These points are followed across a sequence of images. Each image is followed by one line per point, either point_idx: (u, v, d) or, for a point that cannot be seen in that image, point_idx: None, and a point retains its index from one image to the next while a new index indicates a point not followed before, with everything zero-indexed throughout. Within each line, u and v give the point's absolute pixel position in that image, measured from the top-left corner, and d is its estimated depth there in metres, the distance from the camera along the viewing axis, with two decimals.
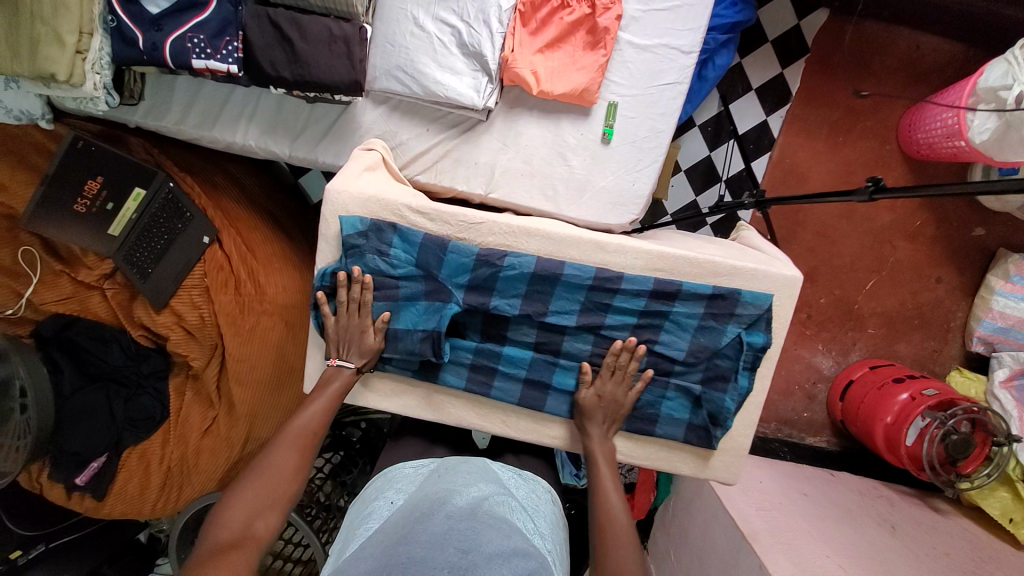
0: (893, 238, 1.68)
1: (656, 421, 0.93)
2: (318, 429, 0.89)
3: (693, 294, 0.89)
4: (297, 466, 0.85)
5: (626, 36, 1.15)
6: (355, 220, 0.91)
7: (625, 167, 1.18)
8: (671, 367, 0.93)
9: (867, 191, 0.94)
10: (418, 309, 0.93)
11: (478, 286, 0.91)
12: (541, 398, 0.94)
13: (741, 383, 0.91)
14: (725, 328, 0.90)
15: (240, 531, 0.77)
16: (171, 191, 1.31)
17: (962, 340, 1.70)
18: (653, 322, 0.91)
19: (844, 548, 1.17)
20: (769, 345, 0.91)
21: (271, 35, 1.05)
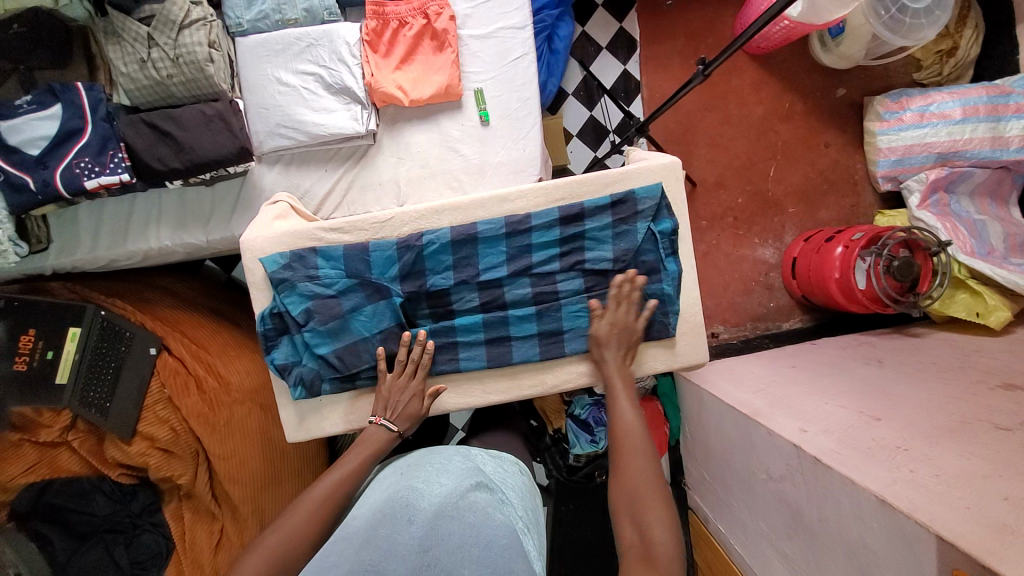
0: (775, 124, 1.84)
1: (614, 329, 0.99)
2: (331, 504, 0.87)
3: (598, 208, 0.96)
4: (306, 545, 0.82)
5: (467, 31, 1.27)
6: (276, 257, 0.96)
7: (510, 139, 1.27)
8: (607, 279, 0.98)
9: (701, 72, 1.11)
10: (365, 316, 0.96)
11: (410, 273, 0.97)
12: (508, 351, 0.99)
13: (670, 268, 0.98)
14: (635, 227, 0.97)
15: None
16: (105, 319, 1.30)
17: (871, 186, 1.85)
18: (575, 246, 0.98)
19: (840, 392, 1.22)
20: (678, 227, 0.98)
21: (151, 136, 1.13)
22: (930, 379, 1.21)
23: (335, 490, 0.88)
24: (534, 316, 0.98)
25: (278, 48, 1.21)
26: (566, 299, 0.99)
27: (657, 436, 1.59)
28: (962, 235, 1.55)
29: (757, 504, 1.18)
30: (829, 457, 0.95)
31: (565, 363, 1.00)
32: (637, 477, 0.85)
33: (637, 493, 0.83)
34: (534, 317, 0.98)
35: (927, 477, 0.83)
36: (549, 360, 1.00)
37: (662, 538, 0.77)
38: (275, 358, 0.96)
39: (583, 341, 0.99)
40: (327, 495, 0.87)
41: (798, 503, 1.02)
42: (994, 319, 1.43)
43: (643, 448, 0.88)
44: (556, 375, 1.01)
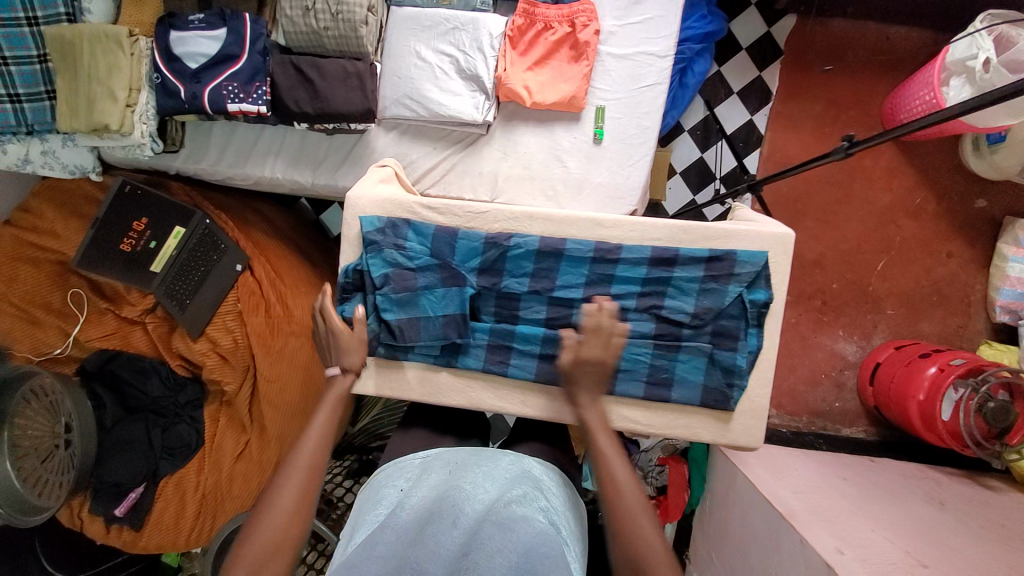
0: (897, 217, 1.70)
1: (671, 384, 0.95)
2: (307, 478, 0.80)
3: (692, 259, 0.93)
4: (297, 511, 0.78)
5: (607, 49, 1.26)
6: (374, 219, 1.00)
7: (618, 163, 1.26)
8: (680, 331, 0.95)
9: (844, 148, 1.01)
10: (436, 296, 0.98)
11: (489, 269, 0.98)
12: (557, 372, 0.98)
13: (750, 341, 0.93)
14: (726, 288, 0.92)
15: None
16: (207, 227, 1.42)
17: (986, 312, 1.68)
18: (657, 290, 0.95)
19: (890, 524, 1.13)
20: (771, 301, 0.93)
21: (294, 78, 1.21)
22: (998, 543, 1.09)
23: (311, 456, 0.82)
24: None
25: (426, 25, 1.26)
26: (632, 340, 0.96)
27: (674, 499, 1.56)
28: None
29: None
30: None
31: (611, 402, 0.98)
32: (644, 536, 0.73)
33: (638, 563, 0.71)
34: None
35: None
36: None
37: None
38: (345, 311, 1.01)
39: (636, 387, 0.95)
40: (297, 470, 0.80)
41: None
42: None
43: (643, 507, 0.75)
44: (599, 410, 0.99)
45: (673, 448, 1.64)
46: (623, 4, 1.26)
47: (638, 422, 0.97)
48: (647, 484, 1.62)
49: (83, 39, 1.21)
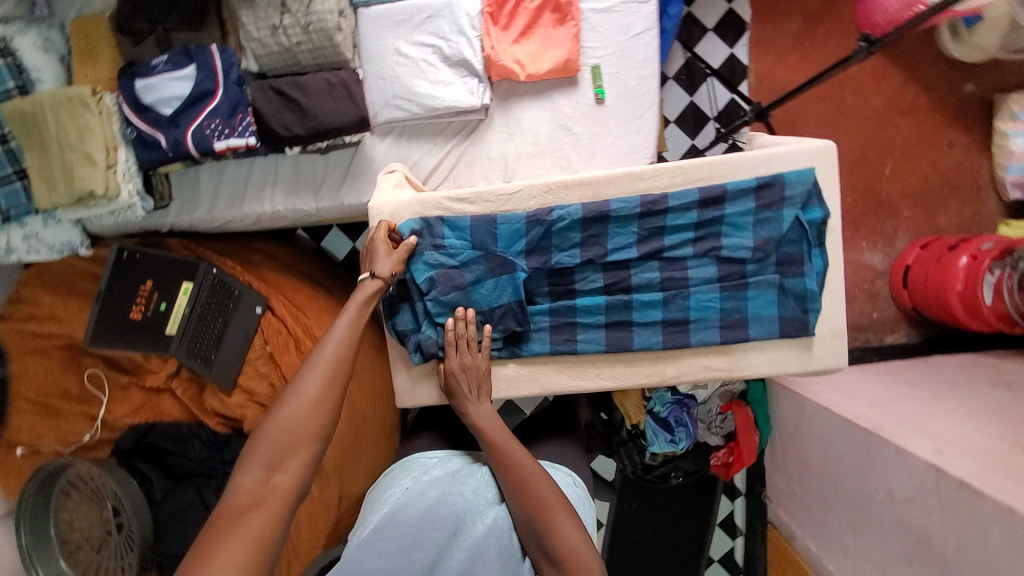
0: (894, 118, 1.70)
1: (747, 324, 0.93)
2: (330, 376, 0.81)
3: (741, 191, 0.91)
4: (320, 407, 0.79)
5: (589, 4, 1.22)
6: (408, 224, 0.96)
7: (625, 119, 1.23)
8: (744, 268, 0.93)
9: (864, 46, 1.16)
10: (486, 288, 0.95)
11: (536, 249, 0.95)
12: (628, 337, 0.95)
13: (816, 262, 0.91)
14: (782, 213, 0.90)
15: (258, 486, 0.73)
16: (216, 276, 1.37)
17: (997, 193, 1.69)
18: (711, 231, 0.93)
19: (975, 416, 1.14)
20: (829, 216, 0.91)
21: (278, 102, 1.15)
22: None
23: (335, 354, 0.82)
24: (660, 303, 0.94)
25: (400, 19, 1.20)
26: (697, 287, 0.94)
27: (745, 443, 1.58)
28: None
29: (869, 528, 1.15)
30: (976, 482, 0.90)
31: (688, 355, 0.96)
32: (558, 528, 0.79)
33: (552, 527, 0.80)
34: (660, 303, 0.94)
35: None
36: (673, 350, 0.96)
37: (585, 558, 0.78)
38: (397, 324, 0.98)
39: (711, 333, 0.94)
40: (320, 366, 0.81)
41: (929, 534, 0.98)
42: None
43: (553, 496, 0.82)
44: (677, 366, 0.96)
45: (732, 393, 1.60)
46: None
47: (719, 369, 0.95)
48: (713, 434, 1.61)
49: (44, 107, 1.13)
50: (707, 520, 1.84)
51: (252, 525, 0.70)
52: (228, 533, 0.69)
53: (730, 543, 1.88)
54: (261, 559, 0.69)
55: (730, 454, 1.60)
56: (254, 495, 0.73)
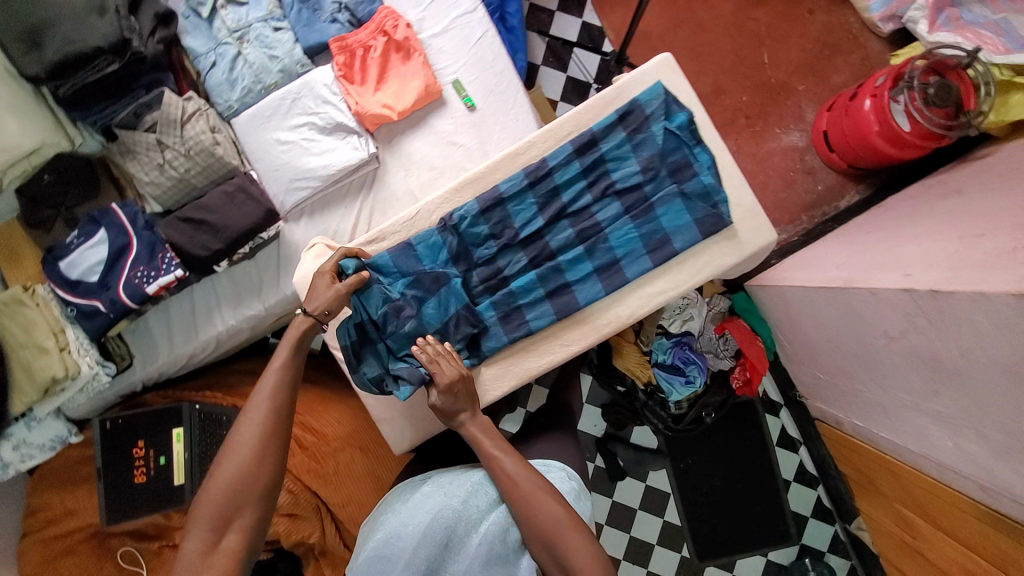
0: (750, 13, 1.79)
1: (669, 239, 0.96)
2: (268, 434, 0.82)
3: (607, 128, 0.97)
4: (261, 460, 0.81)
5: (426, 33, 1.31)
6: (347, 265, 0.96)
7: (500, 114, 1.31)
8: (643, 192, 0.97)
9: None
10: (434, 304, 0.97)
11: (460, 254, 1.00)
12: (572, 296, 0.98)
13: (703, 158, 0.96)
14: (651, 131, 0.96)
15: (209, 547, 0.77)
16: (200, 411, 1.39)
17: (873, 34, 1.76)
18: (598, 172, 0.98)
19: (931, 231, 1.15)
20: (693, 115, 0.97)
21: (189, 229, 1.22)
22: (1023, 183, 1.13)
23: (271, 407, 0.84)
24: (585, 255, 0.98)
25: (268, 113, 1.27)
26: (611, 226, 0.98)
27: (752, 352, 1.56)
28: (988, 39, 1.48)
29: (887, 373, 1.13)
30: (945, 285, 0.91)
31: (633, 290, 0.98)
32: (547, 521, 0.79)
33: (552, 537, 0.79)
34: (585, 256, 0.98)
35: None
36: (617, 290, 0.98)
37: (584, 562, 0.77)
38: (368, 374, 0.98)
39: (644, 261, 0.97)
40: (255, 424, 0.81)
41: (933, 353, 0.98)
42: None
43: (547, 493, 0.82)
44: (628, 305, 0.98)
45: (722, 313, 1.61)
46: None
47: (667, 291, 0.98)
48: (723, 358, 1.60)
49: None
50: (764, 444, 1.84)
51: None
52: None
53: (799, 456, 1.85)
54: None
55: (745, 370, 1.58)
56: (204, 557, 0.76)
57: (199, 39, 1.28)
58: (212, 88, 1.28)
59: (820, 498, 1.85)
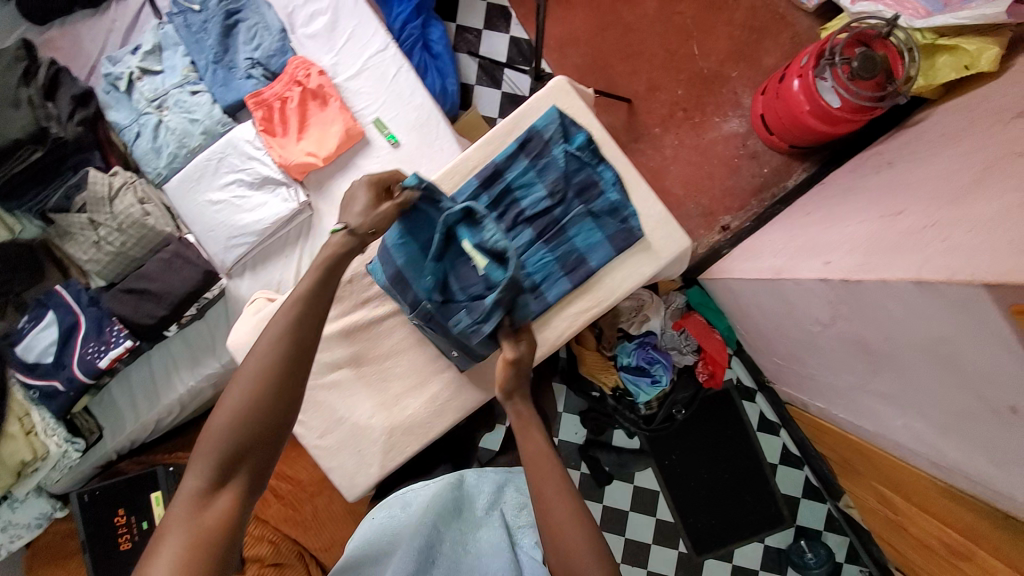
0: (674, 7, 1.79)
1: (585, 258, 0.98)
2: (283, 370, 0.71)
3: (508, 158, 0.99)
4: (280, 390, 0.71)
5: (342, 77, 1.33)
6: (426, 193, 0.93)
7: (425, 146, 1.32)
8: (554, 216, 0.99)
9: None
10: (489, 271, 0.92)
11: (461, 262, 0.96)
12: None
13: (607, 175, 0.98)
14: (553, 155, 0.98)
15: (216, 481, 0.68)
16: (174, 472, 1.42)
17: (800, 11, 1.75)
18: (508, 201, 0.99)
19: (857, 211, 1.15)
20: (592, 134, 0.99)
21: (133, 299, 1.24)
22: (943, 152, 1.12)
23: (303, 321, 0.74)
24: None
25: (197, 176, 1.29)
26: (528, 252, 0.98)
27: (712, 346, 1.59)
28: (910, 4, 1.44)
29: (830, 357, 1.13)
30: (855, 272, 0.90)
31: (557, 313, 0.99)
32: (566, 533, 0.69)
33: (548, 524, 0.70)
34: None
35: (964, 237, 0.75)
36: (541, 314, 0.99)
37: (578, 551, 0.68)
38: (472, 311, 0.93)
39: (564, 282, 0.98)
40: (270, 346, 0.72)
41: (860, 338, 0.97)
42: (987, 59, 1.31)
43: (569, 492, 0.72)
44: (554, 328, 0.99)
45: (681, 309, 1.62)
46: (325, 39, 1.34)
47: (591, 309, 0.99)
48: (686, 354, 1.61)
49: None
50: (745, 431, 1.83)
51: (201, 534, 0.65)
52: (173, 540, 0.64)
53: (780, 438, 1.84)
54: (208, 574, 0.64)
55: (707, 364, 1.60)
56: (197, 504, 0.67)
57: (122, 112, 1.31)
58: (140, 157, 1.30)
59: (807, 477, 1.83)
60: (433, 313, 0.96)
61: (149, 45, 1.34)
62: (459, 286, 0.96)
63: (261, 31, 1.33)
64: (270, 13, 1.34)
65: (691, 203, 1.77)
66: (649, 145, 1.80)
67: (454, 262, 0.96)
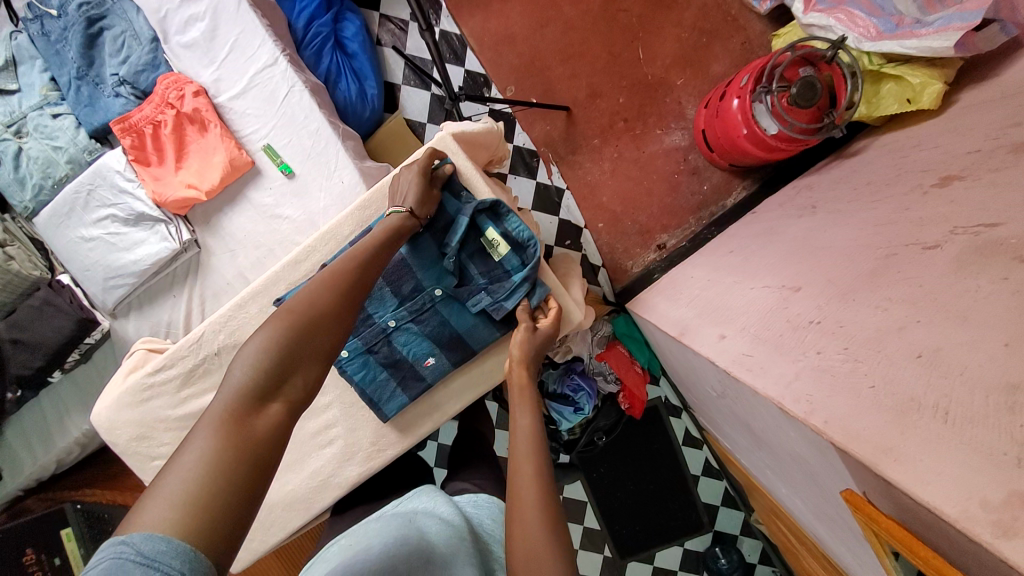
0: (620, 3, 1.63)
1: (498, 305, 0.94)
2: (335, 307, 0.71)
3: None
4: (337, 314, 0.70)
5: (224, 96, 1.18)
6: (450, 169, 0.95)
7: (320, 178, 1.19)
8: (469, 261, 0.97)
9: None
10: (505, 261, 0.97)
11: (476, 251, 0.97)
12: (410, 375, 0.97)
13: (515, 223, 0.97)
14: (459, 202, 0.95)
15: (264, 388, 0.61)
16: (83, 508, 1.29)
17: (753, 13, 1.61)
18: (424, 246, 0.94)
19: (767, 269, 1.10)
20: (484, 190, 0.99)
21: (5, 349, 1.15)
22: (858, 211, 1.05)
23: (366, 261, 0.78)
24: (418, 333, 0.96)
25: (65, 211, 1.17)
26: (442, 299, 0.95)
27: (632, 378, 1.60)
28: (862, 22, 1.30)
29: (727, 417, 1.12)
30: (739, 366, 0.88)
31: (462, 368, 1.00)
32: (527, 511, 0.68)
33: (515, 499, 0.70)
34: (421, 333, 0.96)
35: (836, 357, 0.72)
36: (446, 369, 0.98)
37: (536, 540, 0.65)
38: (490, 296, 0.95)
39: (480, 328, 0.96)
40: (326, 279, 0.73)
41: (744, 417, 0.96)
42: (929, 95, 1.21)
43: (539, 472, 0.72)
44: (462, 378, 1.01)
45: (607, 337, 1.62)
46: (203, 51, 1.18)
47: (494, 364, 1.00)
48: (609, 382, 1.61)
49: None
50: (670, 445, 1.84)
51: (246, 439, 0.56)
52: (212, 438, 0.55)
53: (703, 452, 1.84)
54: (244, 491, 0.54)
55: (627, 397, 1.62)
56: (242, 412, 0.58)
57: None
58: (3, 189, 1.17)
59: (726, 487, 1.85)
60: (445, 298, 0.95)
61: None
62: (479, 270, 0.97)
63: (130, 41, 1.18)
64: (140, 20, 1.18)
65: (627, 220, 1.69)
66: (587, 157, 1.69)
67: (469, 249, 0.96)
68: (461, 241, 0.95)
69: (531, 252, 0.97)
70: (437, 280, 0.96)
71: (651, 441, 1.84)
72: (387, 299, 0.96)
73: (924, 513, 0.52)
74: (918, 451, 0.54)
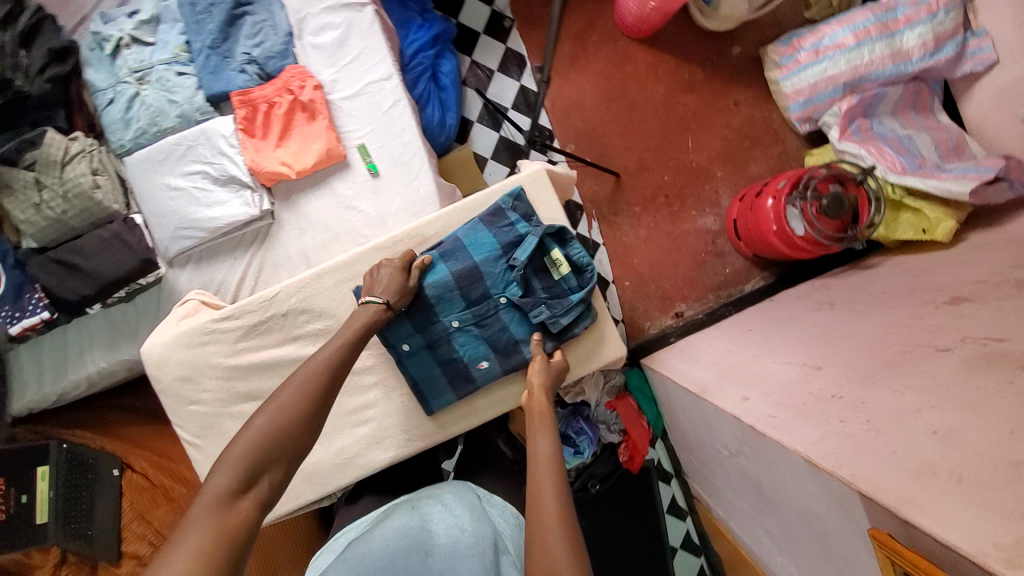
0: (679, 97, 1.86)
1: (556, 318, 1.02)
2: (313, 407, 0.78)
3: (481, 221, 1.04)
4: (313, 412, 0.78)
5: (337, 94, 1.31)
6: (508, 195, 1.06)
7: (402, 182, 1.30)
8: (531, 276, 1.04)
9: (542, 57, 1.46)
10: (563, 281, 1.05)
11: (540, 269, 1.05)
12: (464, 372, 1.03)
13: (578, 251, 1.06)
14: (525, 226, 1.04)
15: (243, 484, 0.67)
16: (70, 451, 1.26)
17: (792, 131, 1.84)
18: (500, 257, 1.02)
19: (787, 348, 1.21)
20: (550, 216, 1.09)
21: (59, 271, 1.18)
22: (876, 312, 1.18)
23: (343, 361, 0.86)
24: (477, 336, 1.03)
25: (161, 157, 1.25)
26: (507, 307, 1.03)
27: (637, 433, 1.66)
28: (889, 156, 1.49)
29: (733, 481, 1.18)
30: (763, 423, 0.95)
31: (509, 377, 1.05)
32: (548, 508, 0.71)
33: (534, 507, 0.72)
34: (480, 335, 1.03)
35: (857, 428, 0.81)
36: (497, 375, 1.03)
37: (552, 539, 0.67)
38: (546, 311, 1.02)
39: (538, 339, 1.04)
40: (306, 376, 0.81)
41: (757, 477, 1.02)
42: (942, 231, 1.40)
43: (557, 474, 0.76)
44: (504, 388, 1.06)
45: (618, 387, 1.70)
46: (329, 53, 1.32)
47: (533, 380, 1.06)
48: (612, 432, 1.68)
49: None
50: (652, 511, 1.74)
51: (225, 534, 0.62)
52: (198, 531, 0.61)
53: (686, 525, 1.80)
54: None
55: (628, 448, 1.67)
56: (220, 507, 0.64)
57: (101, 74, 1.27)
58: (107, 124, 1.26)
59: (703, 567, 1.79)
60: (508, 307, 1.02)
61: (145, 14, 1.31)
62: (541, 285, 1.04)
63: (266, 29, 1.31)
64: (280, 15, 1.32)
65: (653, 284, 1.81)
66: (627, 221, 1.84)
67: (535, 265, 1.04)
68: (528, 258, 1.03)
69: (587, 276, 1.06)
70: (504, 288, 1.02)
71: (631, 503, 1.73)
72: (456, 302, 1.02)
73: (940, 555, 0.59)
74: (937, 505, 0.62)
